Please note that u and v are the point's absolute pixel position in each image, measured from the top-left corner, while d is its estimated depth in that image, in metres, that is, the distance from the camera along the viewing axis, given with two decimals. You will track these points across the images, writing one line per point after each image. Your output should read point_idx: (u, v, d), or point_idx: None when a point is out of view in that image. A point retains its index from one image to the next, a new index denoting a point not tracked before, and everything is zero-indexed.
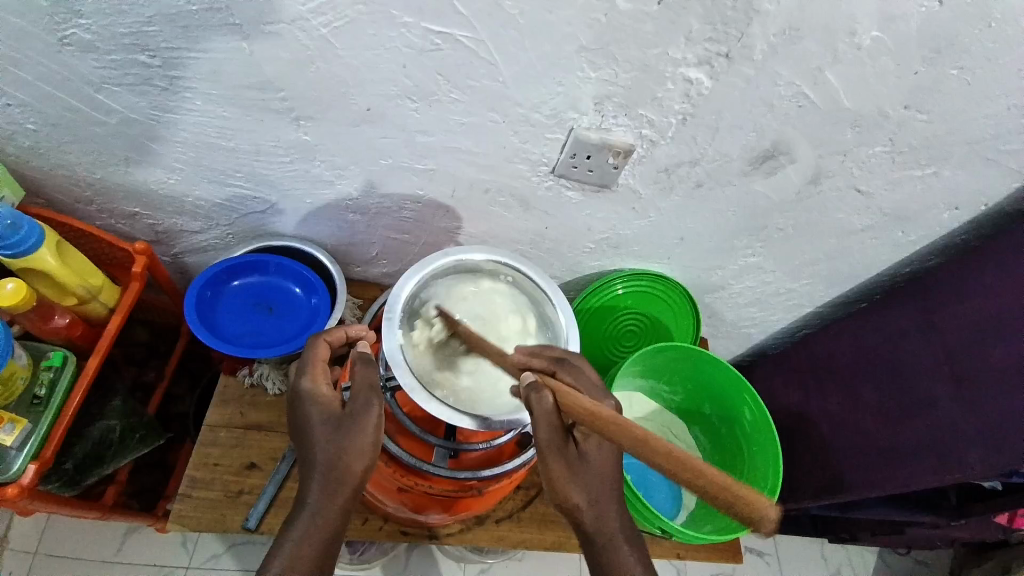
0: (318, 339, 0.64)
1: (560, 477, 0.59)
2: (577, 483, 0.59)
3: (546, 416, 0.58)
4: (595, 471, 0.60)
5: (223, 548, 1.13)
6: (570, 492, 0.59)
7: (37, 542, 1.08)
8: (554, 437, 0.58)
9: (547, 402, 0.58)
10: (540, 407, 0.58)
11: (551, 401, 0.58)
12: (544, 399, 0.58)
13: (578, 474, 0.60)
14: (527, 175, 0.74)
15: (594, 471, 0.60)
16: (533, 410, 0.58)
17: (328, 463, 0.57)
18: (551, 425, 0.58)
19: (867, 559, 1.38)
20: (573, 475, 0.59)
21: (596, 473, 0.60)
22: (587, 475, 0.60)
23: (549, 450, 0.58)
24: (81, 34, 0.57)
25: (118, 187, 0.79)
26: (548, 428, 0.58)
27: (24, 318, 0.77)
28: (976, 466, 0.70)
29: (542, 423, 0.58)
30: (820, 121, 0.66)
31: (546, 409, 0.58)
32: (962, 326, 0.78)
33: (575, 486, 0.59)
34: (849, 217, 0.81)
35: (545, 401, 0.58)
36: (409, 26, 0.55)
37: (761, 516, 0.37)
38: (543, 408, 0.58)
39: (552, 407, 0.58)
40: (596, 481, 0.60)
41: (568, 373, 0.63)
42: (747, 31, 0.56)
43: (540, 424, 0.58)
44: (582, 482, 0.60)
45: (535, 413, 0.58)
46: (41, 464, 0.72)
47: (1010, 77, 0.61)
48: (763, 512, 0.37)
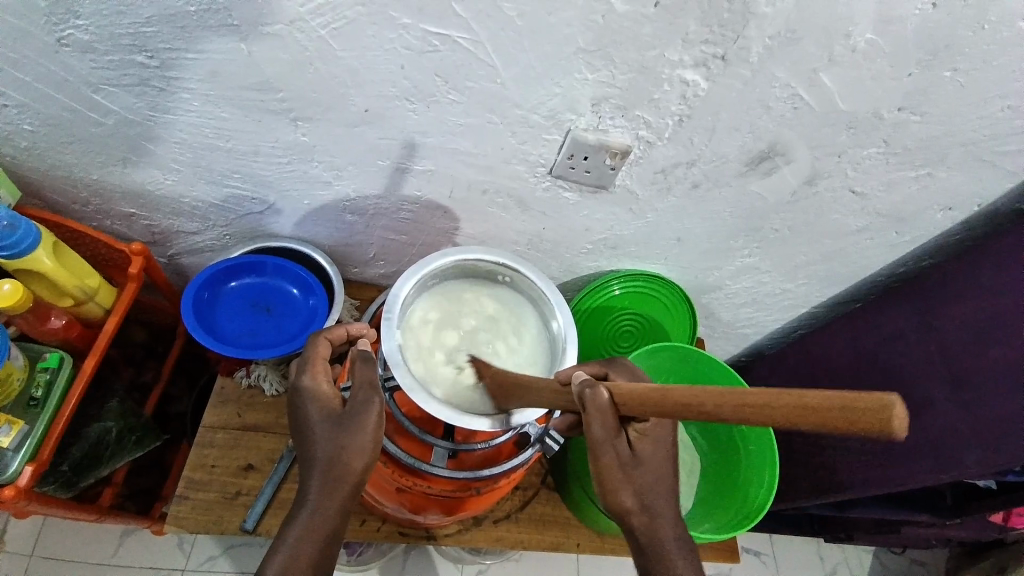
0: (319, 337, 0.64)
1: (613, 479, 0.60)
2: (627, 483, 0.60)
3: (601, 414, 0.55)
4: (646, 470, 0.61)
5: (221, 550, 1.13)
6: (623, 494, 0.60)
7: (32, 544, 1.08)
8: (608, 434, 0.56)
9: (603, 399, 0.54)
10: (594, 404, 0.55)
11: (607, 397, 0.54)
12: (598, 396, 0.55)
13: (631, 476, 0.60)
14: (525, 176, 0.75)
15: (646, 471, 0.61)
16: (586, 406, 0.55)
17: (329, 461, 0.57)
18: (606, 423, 0.55)
19: (863, 559, 1.39)
20: (625, 477, 0.60)
21: (648, 473, 0.61)
22: (640, 474, 0.61)
23: (604, 448, 0.57)
24: (79, 35, 0.57)
25: (115, 188, 0.78)
26: (602, 426, 0.55)
27: (20, 319, 0.77)
28: (972, 465, 0.71)
29: (596, 422, 0.55)
30: (816, 122, 0.66)
31: (601, 405, 0.54)
32: (958, 326, 0.79)
33: (627, 489, 0.60)
34: (845, 218, 0.82)
35: (599, 397, 0.54)
36: (408, 27, 0.56)
37: (889, 408, 0.34)
38: (599, 405, 0.54)
39: (607, 403, 0.54)
40: (646, 481, 0.61)
41: (618, 373, 0.65)
42: (744, 33, 0.56)
43: (595, 421, 0.55)
44: (632, 483, 0.61)
45: (590, 412, 0.55)
46: (38, 465, 0.72)
47: (1005, 78, 0.62)
48: (890, 405, 0.34)
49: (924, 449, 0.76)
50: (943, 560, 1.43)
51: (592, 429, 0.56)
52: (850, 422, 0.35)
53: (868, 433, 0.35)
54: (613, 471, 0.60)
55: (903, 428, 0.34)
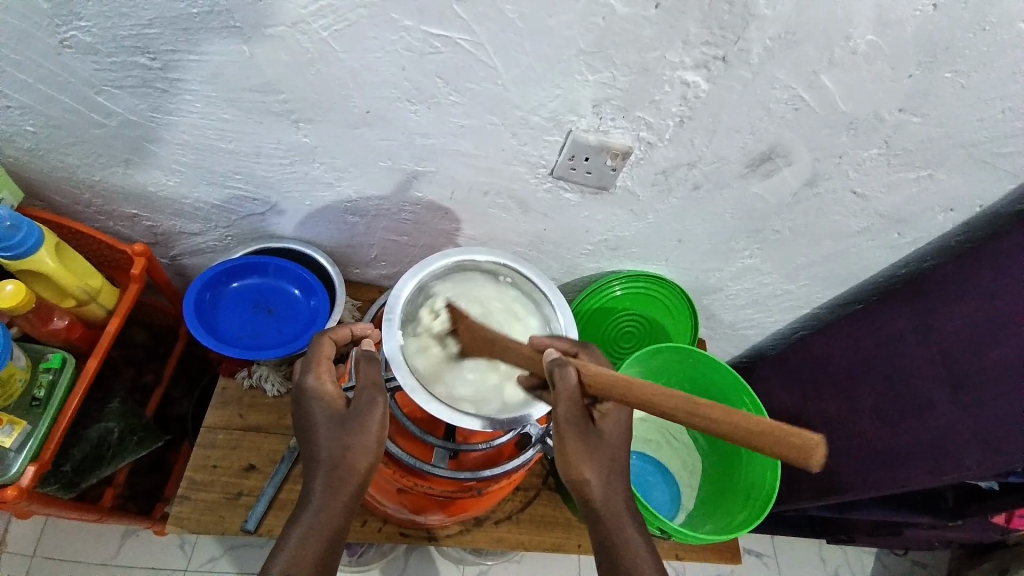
0: (323, 338, 0.64)
1: (575, 454, 0.60)
2: (589, 458, 0.60)
3: (568, 393, 0.57)
4: (608, 447, 0.62)
5: (222, 551, 1.13)
6: (584, 469, 0.60)
7: (35, 545, 1.08)
8: (573, 412, 0.58)
9: (570, 377, 0.57)
10: (563, 382, 0.57)
11: (575, 377, 0.57)
12: (568, 376, 0.57)
13: (593, 452, 0.61)
14: (526, 177, 0.75)
15: (607, 447, 0.62)
16: (555, 386, 0.58)
17: (332, 461, 0.57)
18: (572, 401, 0.58)
19: (865, 560, 1.39)
20: (587, 451, 0.60)
21: (610, 449, 0.62)
22: (602, 449, 0.61)
23: (569, 423, 0.59)
24: (82, 37, 0.57)
25: (117, 189, 0.79)
26: (568, 404, 0.58)
27: (23, 320, 0.77)
28: (972, 467, 0.71)
29: (562, 400, 0.58)
30: (817, 124, 0.66)
31: (569, 385, 0.57)
32: (959, 327, 0.79)
33: (589, 464, 0.60)
34: (846, 219, 0.82)
35: (569, 375, 0.57)
36: (409, 29, 0.56)
37: (817, 447, 0.45)
38: (567, 384, 0.57)
39: (575, 383, 0.57)
40: (609, 458, 0.61)
41: (589, 355, 0.65)
42: (744, 35, 0.56)
43: (561, 401, 0.58)
44: (594, 458, 0.61)
45: (559, 390, 0.57)
46: (39, 466, 0.72)
47: (1005, 80, 0.62)
48: (817, 444, 0.45)
49: (925, 451, 0.77)
50: (945, 561, 1.43)
51: (558, 407, 0.58)
52: (785, 448, 0.46)
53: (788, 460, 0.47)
54: (575, 445, 0.59)
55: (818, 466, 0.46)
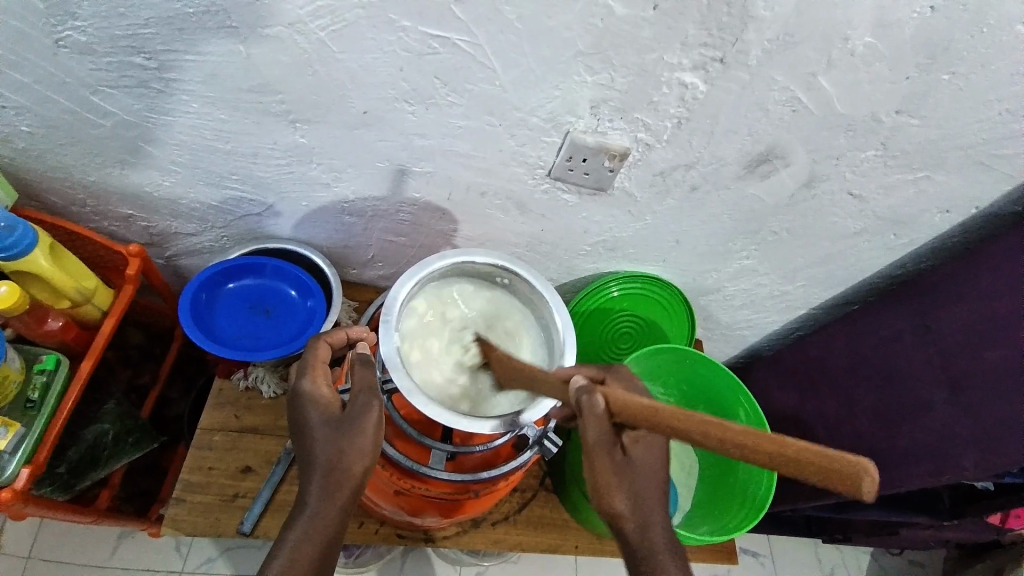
0: (318, 340, 0.64)
1: (607, 485, 0.58)
2: (622, 488, 0.58)
3: (598, 422, 0.55)
4: (641, 475, 0.59)
5: (218, 552, 1.12)
6: (617, 500, 0.58)
7: (30, 546, 1.07)
8: (604, 441, 0.56)
9: (600, 405, 0.55)
10: (591, 410, 0.55)
11: (605, 405, 0.55)
12: (596, 403, 0.55)
13: (626, 482, 0.58)
14: (523, 178, 0.75)
15: (640, 475, 0.59)
16: (582, 414, 0.56)
17: (329, 464, 0.57)
18: (603, 429, 0.55)
19: (861, 560, 1.40)
20: (620, 482, 0.58)
21: (643, 477, 0.59)
22: (635, 478, 0.59)
23: (599, 452, 0.56)
24: (77, 36, 0.57)
25: (113, 190, 0.78)
26: (599, 434, 0.55)
27: (18, 322, 0.77)
28: (971, 470, 0.72)
29: (591, 430, 0.56)
30: (815, 125, 0.66)
31: (598, 415, 0.55)
32: (955, 329, 0.79)
33: (622, 495, 0.58)
34: (843, 220, 0.82)
35: (597, 405, 0.55)
36: (407, 30, 0.56)
37: (865, 474, 0.39)
38: (596, 413, 0.55)
39: (604, 412, 0.55)
40: (641, 485, 0.59)
41: (615, 379, 0.63)
42: (742, 36, 0.56)
43: (591, 430, 0.55)
44: (627, 488, 0.58)
45: (586, 418, 0.55)
46: (34, 468, 0.71)
47: (1003, 82, 0.62)
48: (865, 470, 0.39)
49: (922, 453, 0.77)
50: (940, 561, 1.43)
51: (588, 437, 0.56)
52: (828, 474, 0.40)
53: (836, 490, 0.40)
54: (608, 475, 0.57)
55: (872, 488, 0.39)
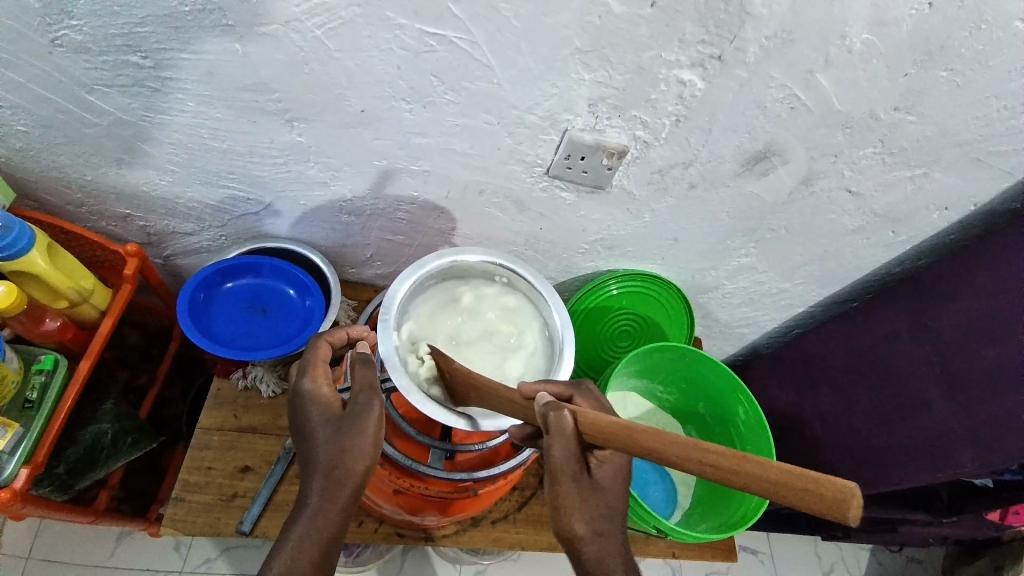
0: (319, 339, 0.64)
1: (568, 504, 0.57)
2: (582, 509, 0.57)
3: (564, 439, 0.54)
4: (603, 497, 0.58)
5: (217, 552, 1.12)
6: (575, 521, 0.57)
7: (29, 546, 1.07)
8: (568, 459, 0.55)
9: (566, 422, 0.54)
10: (558, 427, 0.54)
11: (572, 422, 0.54)
12: (564, 420, 0.54)
13: (587, 502, 0.57)
14: (521, 176, 0.74)
15: (602, 497, 0.58)
16: (549, 430, 0.55)
17: (330, 464, 0.57)
18: (568, 447, 0.54)
19: (859, 558, 1.40)
20: (581, 502, 0.57)
21: (605, 499, 0.58)
22: (596, 500, 0.58)
23: (563, 471, 0.55)
24: (73, 35, 0.57)
25: (110, 189, 0.78)
26: (563, 452, 0.55)
27: (15, 322, 0.77)
28: (967, 464, 0.72)
29: (555, 446, 0.55)
30: (813, 123, 0.66)
31: (565, 431, 0.54)
32: (953, 327, 0.79)
33: (581, 515, 0.57)
34: (841, 218, 0.82)
35: (564, 421, 0.54)
36: (404, 28, 0.55)
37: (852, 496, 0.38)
38: (563, 429, 0.54)
39: (571, 429, 0.54)
40: (603, 507, 0.58)
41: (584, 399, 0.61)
42: (739, 34, 0.56)
43: (555, 447, 0.54)
44: (589, 509, 0.57)
45: (552, 435, 0.54)
46: (32, 468, 0.71)
47: (1001, 79, 0.62)
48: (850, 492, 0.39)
49: (920, 450, 0.78)
50: (940, 559, 1.43)
51: (552, 455, 0.55)
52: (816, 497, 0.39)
53: (824, 515, 0.40)
54: (569, 495, 0.57)
55: (859, 516, 0.38)
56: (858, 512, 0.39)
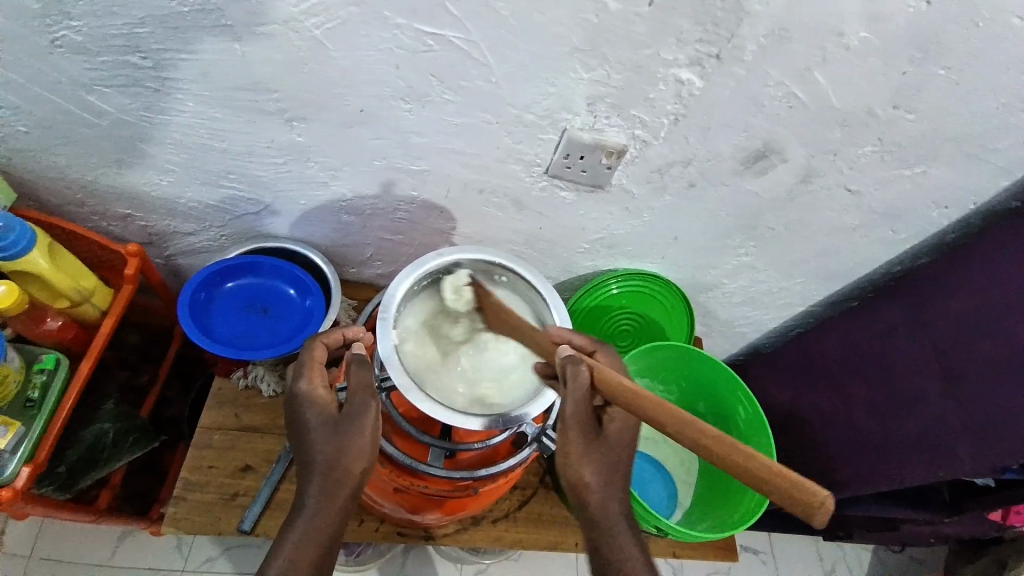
0: (316, 341, 0.64)
1: (577, 453, 0.59)
2: (591, 459, 0.59)
3: (578, 391, 0.56)
4: (612, 452, 0.60)
5: (219, 551, 1.12)
6: (584, 468, 0.59)
7: (31, 546, 1.08)
8: (581, 411, 0.57)
9: (583, 376, 0.56)
10: (574, 379, 0.56)
11: (588, 375, 0.56)
12: (580, 373, 0.56)
13: (596, 454, 0.59)
14: (520, 175, 0.75)
15: (612, 451, 0.60)
16: (566, 382, 0.57)
17: (327, 464, 0.57)
18: (581, 400, 0.57)
19: (862, 557, 1.39)
20: (590, 453, 0.59)
21: (612, 454, 0.60)
22: (606, 452, 0.60)
23: (575, 420, 0.58)
24: (73, 36, 0.57)
25: (111, 190, 0.78)
26: (577, 405, 0.57)
27: (17, 321, 0.78)
28: (967, 462, 0.72)
29: (570, 398, 0.57)
30: (810, 121, 0.66)
31: (580, 384, 0.56)
32: (950, 319, 0.79)
33: (589, 466, 0.59)
34: (840, 216, 0.82)
35: (580, 374, 0.56)
36: (401, 27, 0.56)
37: (822, 506, 0.41)
38: (579, 382, 0.56)
39: (587, 382, 0.56)
40: (612, 463, 0.60)
41: (604, 356, 0.64)
42: (737, 32, 0.56)
43: (570, 399, 0.57)
44: (597, 462, 0.59)
45: (568, 387, 0.56)
46: (34, 467, 0.72)
47: (999, 77, 0.62)
48: (823, 503, 0.41)
49: (914, 447, 0.78)
50: (942, 558, 1.43)
51: (567, 406, 0.57)
52: (789, 499, 0.42)
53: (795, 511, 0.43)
54: (579, 444, 0.59)
55: (826, 520, 0.41)
56: (827, 516, 0.41)
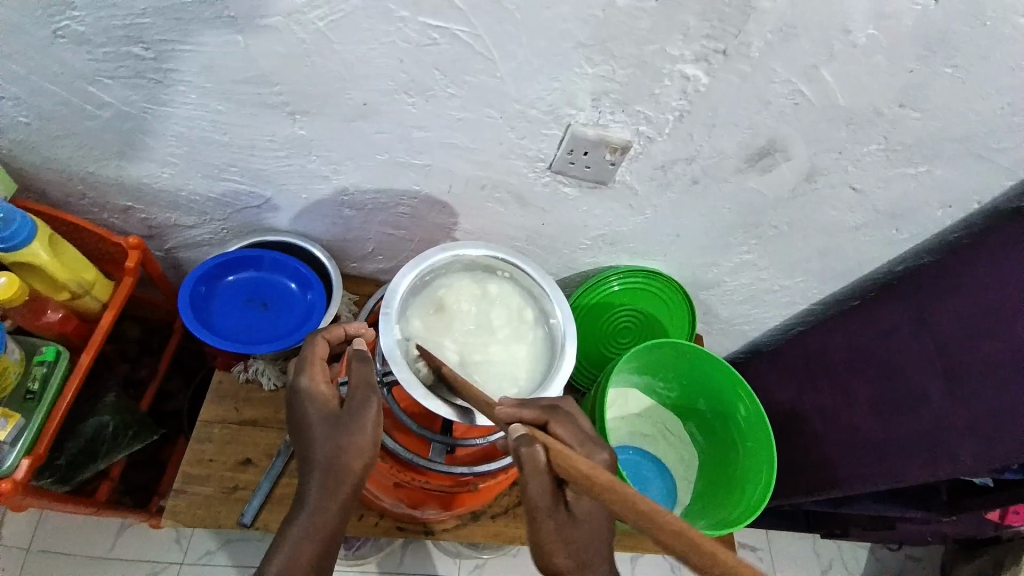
0: (318, 337, 0.64)
1: (548, 540, 0.57)
2: (564, 541, 0.57)
3: (538, 474, 0.54)
4: (584, 530, 0.58)
5: (218, 545, 1.12)
6: (559, 555, 0.57)
7: (30, 539, 1.08)
8: (545, 495, 0.55)
9: (540, 457, 0.54)
10: (532, 462, 0.54)
11: (545, 457, 0.54)
12: (537, 454, 0.54)
13: (568, 537, 0.57)
14: (523, 171, 0.74)
15: (584, 529, 0.58)
16: (523, 465, 0.55)
17: (328, 462, 0.57)
18: (544, 482, 0.55)
19: (858, 554, 1.40)
20: (562, 537, 0.57)
21: (585, 532, 0.58)
22: (578, 533, 0.58)
23: (540, 504, 0.56)
24: (75, 26, 0.57)
25: (111, 182, 0.78)
26: (539, 489, 0.55)
27: (16, 314, 0.78)
28: (967, 462, 0.72)
29: (531, 482, 0.55)
30: (816, 119, 0.66)
31: (539, 466, 0.54)
32: (953, 319, 0.79)
33: (564, 551, 0.57)
34: (843, 215, 0.82)
35: (537, 454, 0.54)
36: (406, 20, 0.55)
37: None
38: (536, 465, 0.54)
39: (545, 463, 0.54)
40: (586, 542, 0.58)
41: (559, 424, 0.60)
42: (743, 28, 0.56)
43: (531, 483, 0.54)
44: (572, 545, 0.57)
45: (527, 470, 0.54)
46: (34, 459, 0.72)
47: (1004, 75, 0.61)
48: None
49: (918, 445, 0.78)
50: (939, 556, 1.43)
51: (529, 491, 0.55)
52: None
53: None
54: (548, 530, 0.57)
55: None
56: None
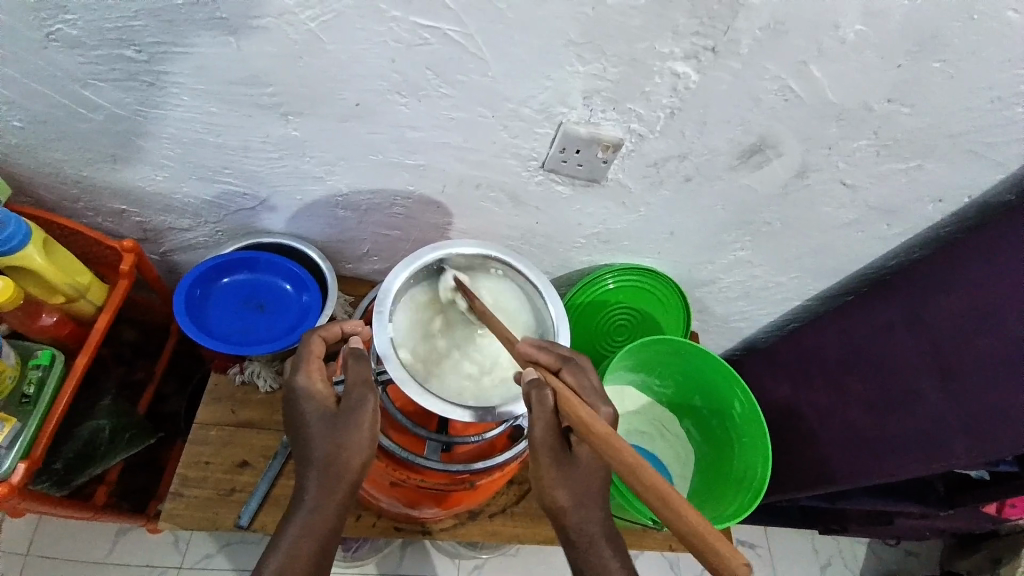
0: (313, 335, 0.64)
1: (548, 480, 0.57)
2: (563, 481, 0.57)
3: (545, 415, 0.57)
4: (584, 474, 0.58)
5: (216, 548, 1.12)
6: (559, 496, 0.57)
7: (28, 543, 1.08)
8: (549, 436, 0.57)
9: (547, 399, 0.57)
10: (540, 404, 0.57)
11: (553, 400, 0.57)
12: (545, 397, 0.57)
13: (567, 478, 0.58)
14: (517, 170, 0.75)
15: (584, 474, 0.58)
16: (532, 406, 0.57)
17: (327, 459, 0.57)
18: (549, 424, 0.56)
19: (856, 551, 1.40)
20: (562, 478, 0.57)
21: (584, 476, 0.58)
22: (579, 477, 0.58)
23: (543, 444, 0.57)
24: (67, 30, 0.57)
25: (105, 185, 0.78)
26: (544, 428, 0.57)
27: (11, 316, 0.78)
28: (961, 455, 0.71)
29: (537, 421, 0.57)
30: (806, 115, 0.67)
31: (546, 407, 0.57)
32: (948, 318, 0.79)
33: (564, 492, 0.57)
34: (835, 211, 0.82)
35: (545, 396, 0.57)
36: (398, 20, 0.56)
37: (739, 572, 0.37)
38: (544, 406, 0.57)
39: (552, 405, 0.57)
40: (586, 485, 0.58)
41: (571, 372, 0.61)
42: (733, 25, 0.56)
43: (536, 425, 0.57)
44: (571, 487, 0.58)
45: (534, 410, 0.57)
46: (30, 463, 0.72)
47: (992, 70, 0.62)
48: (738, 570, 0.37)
49: (912, 443, 0.78)
50: (937, 551, 1.44)
51: (535, 432, 0.57)
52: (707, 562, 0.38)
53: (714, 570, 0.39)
54: (549, 470, 0.57)
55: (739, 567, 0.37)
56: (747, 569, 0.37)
